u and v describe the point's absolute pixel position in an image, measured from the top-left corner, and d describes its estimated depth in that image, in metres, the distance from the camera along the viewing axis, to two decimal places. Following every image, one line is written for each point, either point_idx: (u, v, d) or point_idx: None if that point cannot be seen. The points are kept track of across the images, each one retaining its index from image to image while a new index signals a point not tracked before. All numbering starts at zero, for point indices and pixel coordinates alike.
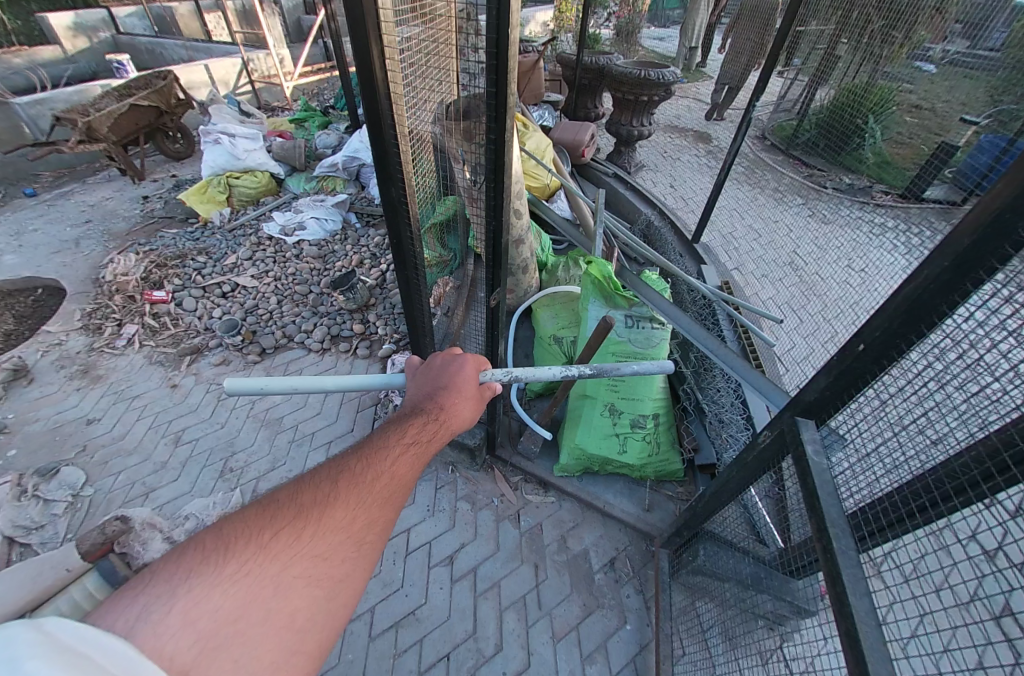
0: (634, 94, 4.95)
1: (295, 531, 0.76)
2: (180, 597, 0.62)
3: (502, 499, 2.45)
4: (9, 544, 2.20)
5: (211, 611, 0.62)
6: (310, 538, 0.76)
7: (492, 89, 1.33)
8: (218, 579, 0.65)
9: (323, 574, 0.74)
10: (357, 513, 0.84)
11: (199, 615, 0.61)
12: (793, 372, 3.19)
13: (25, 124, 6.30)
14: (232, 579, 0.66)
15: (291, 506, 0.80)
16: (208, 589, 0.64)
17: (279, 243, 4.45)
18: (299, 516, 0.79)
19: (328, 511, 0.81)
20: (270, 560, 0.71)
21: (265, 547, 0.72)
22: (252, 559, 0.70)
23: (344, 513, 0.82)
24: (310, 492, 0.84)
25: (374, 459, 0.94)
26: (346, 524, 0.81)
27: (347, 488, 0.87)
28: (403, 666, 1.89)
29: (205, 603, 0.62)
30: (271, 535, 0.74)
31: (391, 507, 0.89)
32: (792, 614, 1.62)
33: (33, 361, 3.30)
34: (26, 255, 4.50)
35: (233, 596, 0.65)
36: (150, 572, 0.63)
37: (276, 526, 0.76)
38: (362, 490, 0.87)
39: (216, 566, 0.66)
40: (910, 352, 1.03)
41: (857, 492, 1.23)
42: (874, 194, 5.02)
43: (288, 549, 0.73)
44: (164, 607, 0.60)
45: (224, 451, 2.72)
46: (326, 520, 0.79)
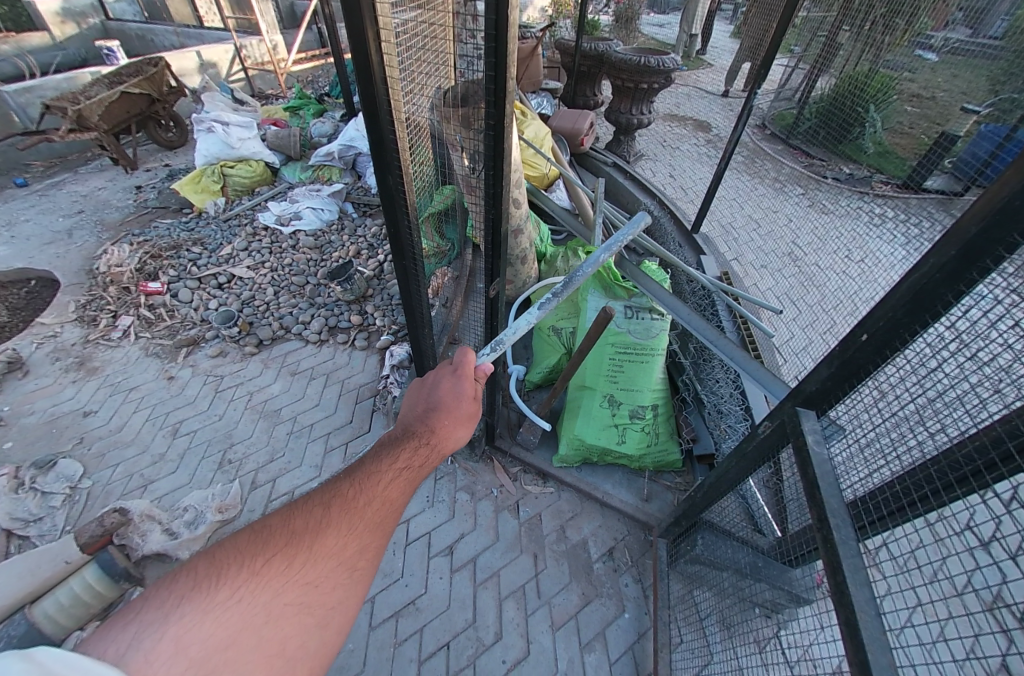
0: (633, 82, 4.88)
1: (287, 557, 0.75)
2: (172, 624, 0.61)
3: (501, 489, 2.46)
4: (7, 536, 2.21)
5: (203, 639, 0.61)
6: (302, 565, 0.75)
7: (491, 74, 1.30)
8: (210, 606, 0.65)
9: (313, 601, 0.73)
10: (350, 538, 0.83)
11: (191, 642, 0.61)
12: (792, 363, 3.17)
13: (14, 113, 6.19)
14: (224, 607, 0.66)
15: (285, 530, 0.80)
16: (199, 615, 0.63)
17: (275, 233, 4.41)
18: (292, 541, 0.78)
19: (320, 537, 0.81)
20: (263, 586, 0.70)
21: (258, 573, 0.72)
22: (245, 586, 0.70)
23: (336, 538, 0.82)
24: (303, 515, 0.84)
25: (366, 482, 0.93)
26: (339, 549, 0.81)
27: (339, 512, 0.86)
28: (404, 655, 1.90)
29: (196, 630, 0.62)
30: (264, 560, 0.74)
31: (384, 531, 0.88)
32: (789, 602, 1.62)
33: (28, 352, 3.28)
34: (18, 246, 4.44)
35: (224, 623, 0.64)
36: (141, 597, 0.63)
37: (268, 551, 0.75)
38: (356, 515, 0.86)
39: (208, 593, 0.66)
40: (913, 343, 1.02)
41: (855, 482, 1.25)
42: (874, 185, 4.93)
43: (280, 575, 0.73)
44: (156, 634, 0.60)
45: (222, 442, 2.71)
46: (318, 547, 0.79)
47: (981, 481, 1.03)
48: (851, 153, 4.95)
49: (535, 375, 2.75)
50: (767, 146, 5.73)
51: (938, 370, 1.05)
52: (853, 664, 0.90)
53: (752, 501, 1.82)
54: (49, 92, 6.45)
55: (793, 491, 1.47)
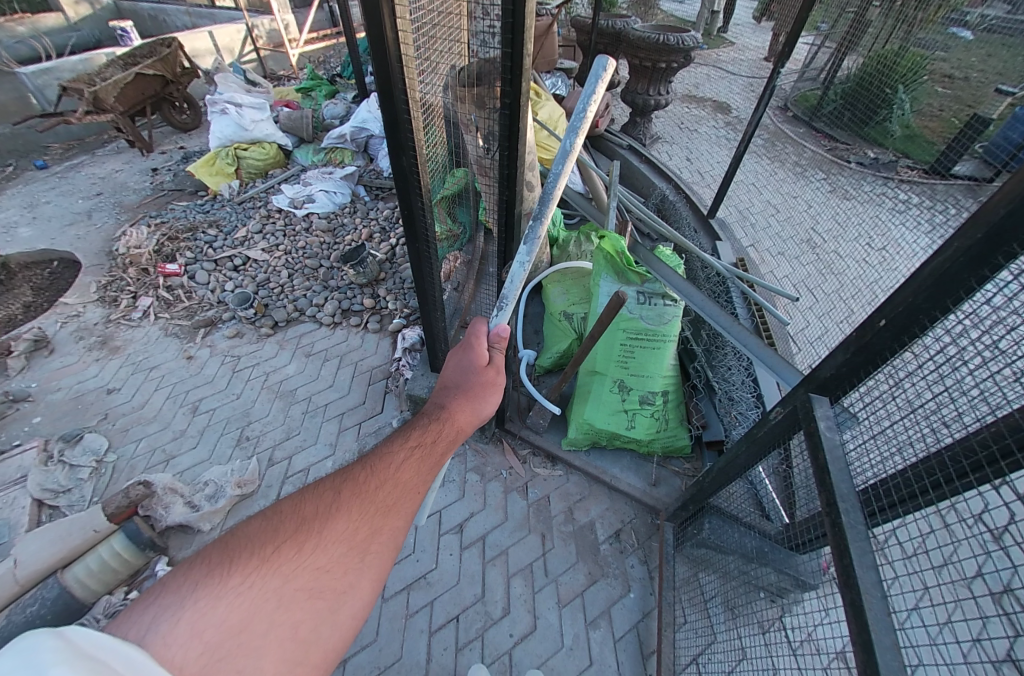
0: (651, 61, 4.74)
1: (296, 544, 0.75)
2: (187, 608, 0.61)
3: (510, 471, 2.50)
4: (39, 506, 2.32)
5: (217, 623, 0.61)
6: (312, 551, 0.75)
7: (507, 53, 1.27)
8: (222, 592, 0.65)
9: (324, 585, 0.73)
10: (360, 523, 0.82)
11: (206, 625, 0.61)
12: (806, 352, 3.11)
13: (33, 95, 6.28)
14: (236, 590, 0.66)
15: (294, 517, 0.80)
16: (213, 601, 0.63)
17: (289, 216, 4.44)
18: (301, 528, 0.78)
19: (330, 523, 0.80)
20: (273, 572, 0.70)
21: (267, 559, 0.71)
22: (256, 572, 0.69)
23: (344, 524, 0.81)
24: (312, 502, 0.83)
25: (376, 470, 0.92)
26: (348, 534, 0.80)
27: (348, 499, 0.85)
28: (415, 626, 1.97)
29: (210, 615, 0.62)
30: (274, 547, 0.73)
31: (397, 514, 0.87)
32: (794, 587, 1.62)
33: (53, 331, 3.38)
34: (40, 228, 4.54)
35: (238, 608, 0.64)
36: (154, 585, 0.62)
37: (278, 538, 0.75)
38: (366, 499, 0.86)
39: (219, 579, 0.66)
40: (931, 331, 1.01)
41: (866, 470, 1.25)
42: (898, 169, 4.74)
43: (290, 561, 0.72)
44: (172, 617, 0.60)
45: (240, 420, 2.79)
46: (327, 532, 0.78)
47: (999, 471, 1.00)
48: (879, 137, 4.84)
49: (546, 360, 2.75)
50: (789, 130, 5.61)
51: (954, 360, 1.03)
52: (855, 643, 0.92)
53: (761, 488, 1.82)
54: (66, 74, 6.51)
55: (803, 479, 1.47)
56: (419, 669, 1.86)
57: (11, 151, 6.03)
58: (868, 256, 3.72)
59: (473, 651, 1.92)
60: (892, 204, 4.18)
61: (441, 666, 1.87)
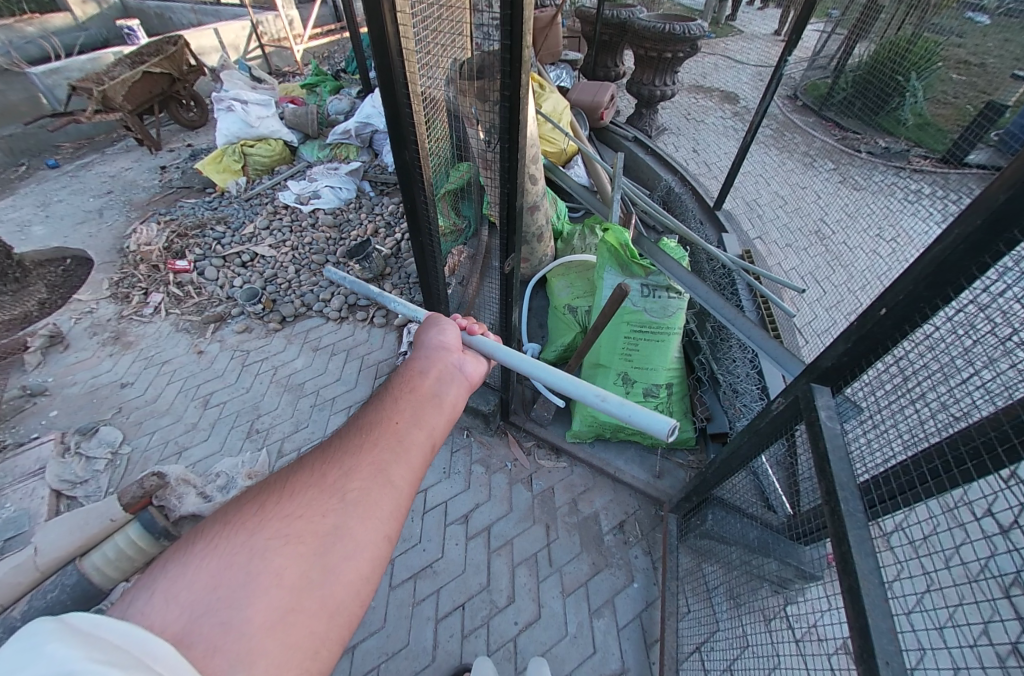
0: (657, 51, 4.70)
1: (260, 505, 0.70)
2: (154, 581, 0.57)
3: (515, 463, 2.53)
4: (57, 496, 2.39)
5: (188, 584, 0.56)
6: (278, 505, 0.69)
7: (507, 44, 1.27)
8: (188, 559, 0.60)
9: (301, 530, 0.66)
10: (328, 470, 0.76)
11: (178, 590, 0.55)
12: (812, 344, 3.08)
13: (43, 95, 6.40)
14: (201, 555, 0.60)
15: (258, 488, 0.75)
16: (181, 568, 0.58)
17: (295, 212, 4.48)
18: (266, 493, 0.73)
19: (296, 479, 0.75)
20: (239, 531, 0.64)
21: (232, 522, 0.66)
22: (221, 535, 0.64)
23: (311, 476, 0.75)
24: (277, 471, 0.79)
25: (343, 428, 0.87)
26: (318, 482, 0.74)
27: (316, 457, 0.80)
28: (422, 613, 2.01)
29: (179, 579, 0.57)
30: (240, 511, 0.68)
31: (370, 448, 0.80)
32: (796, 578, 1.64)
33: (68, 327, 3.45)
34: (53, 226, 4.63)
35: (208, 566, 0.59)
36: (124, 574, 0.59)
37: (243, 505, 0.70)
38: (333, 451, 0.81)
39: (185, 549, 0.61)
40: (934, 318, 1.01)
41: (870, 464, 1.22)
42: (910, 159, 4.64)
43: (257, 518, 0.67)
44: (146, 590, 0.56)
45: (250, 413, 2.84)
46: (294, 487, 0.73)
47: (997, 461, 1.02)
48: (890, 127, 4.84)
49: (550, 353, 2.76)
50: (798, 119, 5.64)
51: (951, 352, 1.03)
52: (852, 628, 0.93)
53: (765, 479, 1.81)
54: (75, 73, 6.59)
55: (806, 470, 1.46)
56: (426, 655, 1.90)
57: (24, 151, 6.15)
58: (878, 248, 3.66)
59: (478, 638, 1.95)
60: (902, 194, 4.12)
61: (447, 652, 1.91)
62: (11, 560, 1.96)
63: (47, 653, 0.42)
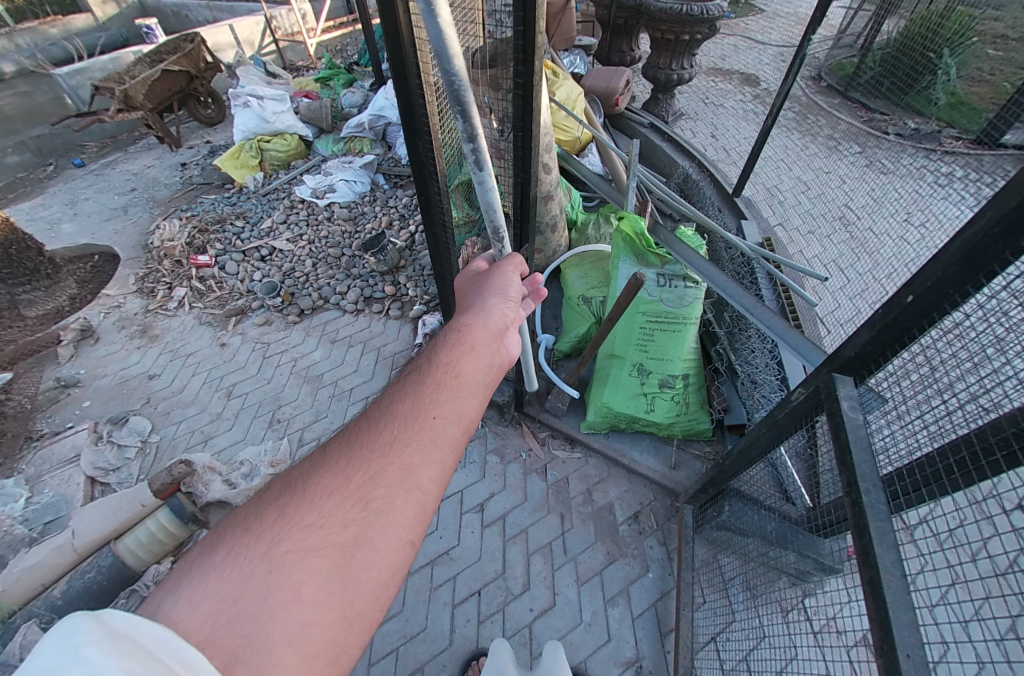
0: (674, 33, 4.57)
1: (280, 509, 0.69)
2: (179, 585, 0.58)
3: (530, 453, 2.54)
4: (92, 483, 2.51)
5: (210, 594, 0.57)
6: (299, 512, 0.69)
7: (520, 30, 1.25)
8: (209, 565, 0.60)
9: (321, 541, 0.67)
10: (351, 473, 0.76)
11: (201, 599, 0.56)
12: (835, 334, 2.99)
13: (69, 96, 6.61)
14: (223, 562, 0.61)
15: (280, 489, 0.74)
16: (203, 574, 0.59)
17: (312, 206, 4.54)
18: (285, 496, 0.72)
19: (316, 482, 0.74)
20: (260, 540, 0.65)
21: (256, 529, 0.66)
22: (243, 543, 0.64)
23: (334, 480, 0.75)
24: (298, 471, 0.78)
25: (367, 422, 0.86)
26: (340, 487, 0.74)
27: (338, 456, 0.79)
28: (439, 598, 2.05)
29: (202, 588, 0.57)
30: (260, 516, 0.69)
31: (396, 454, 0.80)
32: (816, 571, 1.61)
33: (97, 321, 3.57)
34: (81, 223, 4.78)
35: (230, 576, 0.59)
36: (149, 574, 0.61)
37: (263, 508, 0.70)
38: (356, 452, 0.80)
39: (206, 555, 0.62)
40: (963, 306, 0.97)
41: (895, 456, 1.19)
42: (942, 140, 4.42)
43: (278, 525, 0.67)
44: (172, 595, 0.57)
45: (271, 403, 2.92)
46: (314, 493, 0.73)
47: (1012, 461, 1.00)
48: (920, 108, 4.55)
49: (564, 344, 2.76)
50: (822, 101, 5.47)
51: (972, 340, 1.00)
52: (872, 621, 0.92)
53: (783, 471, 1.76)
54: (98, 73, 6.76)
55: (827, 461, 1.45)
56: (443, 640, 1.95)
57: (52, 151, 6.40)
58: (906, 234, 3.53)
59: (494, 624, 1.99)
60: (932, 177, 3.96)
61: (463, 637, 1.95)
62: (50, 543, 2.06)
63: (85, 658, 0.43)
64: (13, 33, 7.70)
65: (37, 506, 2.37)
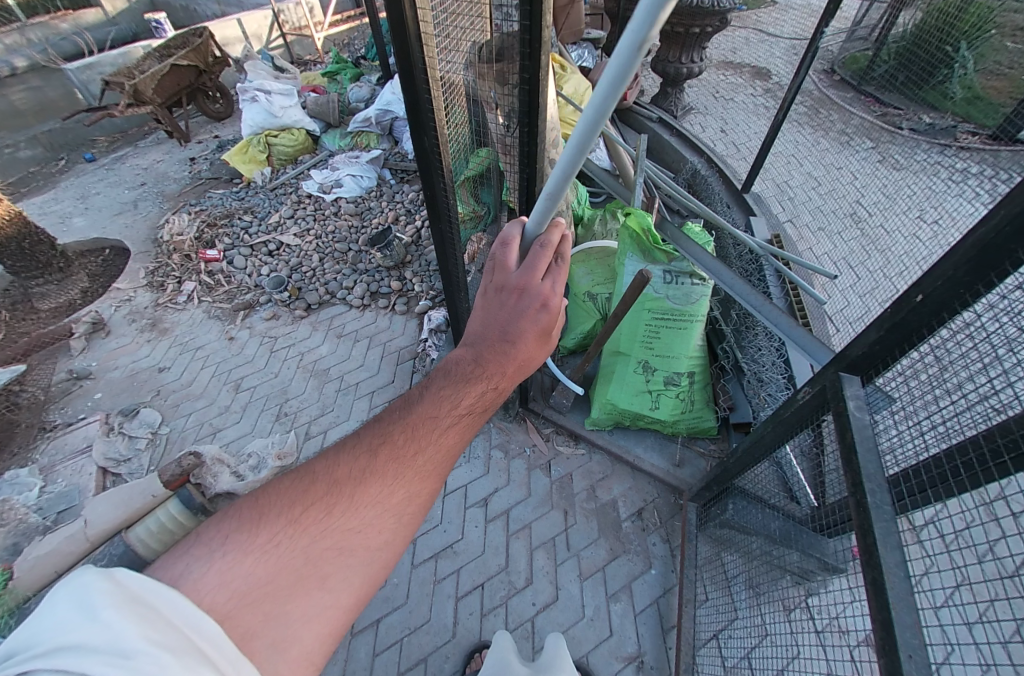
0: (684, 26, 4.49)
1: (327, 506, 0.69)
2: (216, 558, 0.59)
3: (534, 449, 2.55)
4: (104, 473, 2.56)
5: (245, 575, 0.59)
6: (343, 514, 0.69)
7: (526, 24, 1.24)
8: (251, 548, 0.61)
9: (355, 545, 0.67)
10: (395, 489, 0.74)
11: (235, 577, 0.58)
12: (844, 332, 2.97)
13: (80, 91, 6.68)
14: (264, 548, 0.62)
15: (327, 479, 0.72)
16: (239, 555, 0.60)
17: (319, 201, 4.56)
18: (331, 490, 0.71)
19: (365, 486, 0.72)
20: (303, 533, 0.65)
21: (302, 521, 0.66)
22: (289, 534, 0.64)
23: (382, 489, 0.73)
24: (345, 461, 0.75)
25: (416, 429, 0.81)
26: (383, 498, 0.72)
27: (386, 464, 0.76)
28: (442, 591, 2.08)
29: (234, 569, 0.58)
30: (305, 509, 0.67)
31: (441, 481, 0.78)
32: (820, 571, 1.56)
33: (108, 314, 3.62)
34: (93, 217, 4.84)
35: (265, 563, 0.61)
36: (187, 535, 0.62)
37: (308, 498, 0.69)
38: (402, 462, 0.77)
39: (249, 534, 0.62)
40: (974, 305, 0.96)
41: (902, 456, 1.17)
42: (957, 135, 4.36)
43: (320, 523, 0.67)
44: (205, 565, 0.58)
45: (279, 397, 2.95)
46: (360, 497, 0.71)
47: (1019, 464, 1.01)
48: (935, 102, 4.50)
49: (569, 340, 2.77)
50: (834, 94, 5.38)
51: (982, 341, 0.98)
52: (875, 623, 0.92)
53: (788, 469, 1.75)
54: (108, 68, 6.81)
55: (833, 460, 1.46)
56: (446, 632, 1.97)
57: (64, 146, 6.47)
58: (919, 231, 3.48)
59: (497, 617, 2.01)
60: (947, 174, 3.89)
61: (467, 630, 1.97)
62: (64, 531, 2.10)
63: (102, 619, 0.46)
64: (25, 28, 7.75)
65: (51, 495, 2.42)
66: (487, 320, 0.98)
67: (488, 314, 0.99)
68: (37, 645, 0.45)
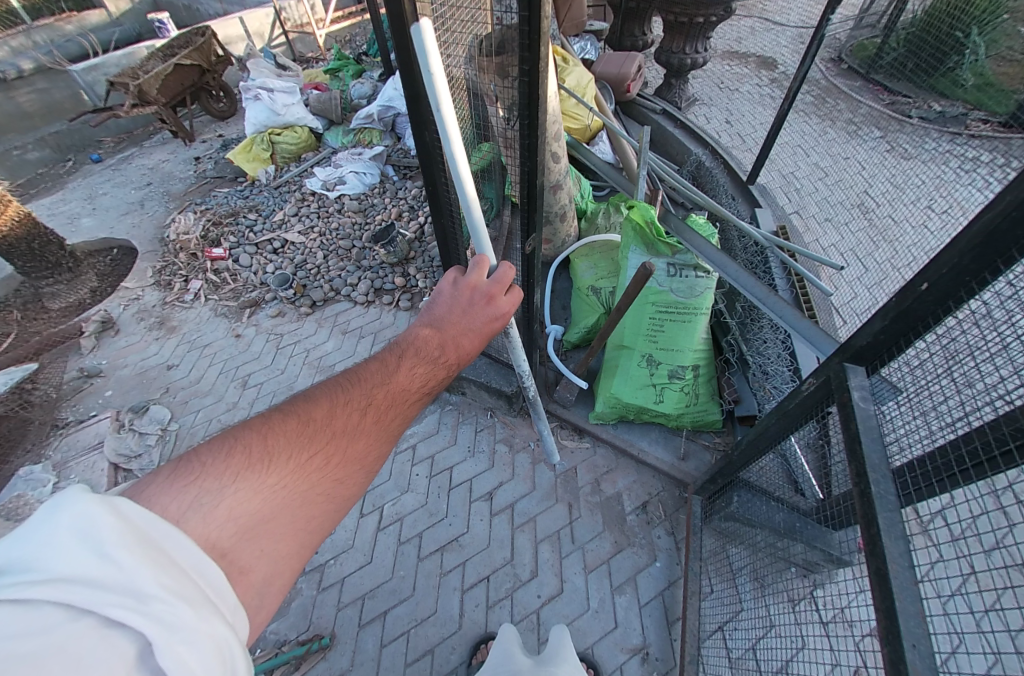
0: (688, 16, 4.44)
1: (324, 454, 0.73)
2: (226, 495, 0.60)
3: (538, 442, 2.56)
4: (115, 469, 2.61)
5: (249, 511, 0.61)
6: (337, 463, 0.74)
7: (525, 16, 1.23)
8: (260, 486, 0.64)
9: (337, 491, 0.72)
10: (373, 446, 0.80)
11: (240, 512, 0.60)
12: (851, 323, 2.94)
13: (86, 92, 6.75)
14: (271, 489, 0.64)
15: (327, 430, 0.77)
16: (242, 492, 0.61)
17: (322, 198, 4.58)
18: (331, 441, 0.75)
19: (353, 441, 0.78)
20: (306, 478, 0.69)
21: (307, 466, 0.70)
22: (294, 477, 0.68)
23: (369, 449, 0.79)
24: (342, 415, 0.80)
25: (393, 396, 0.88)
26: (366, 455, 0.79)
27: (371, 424, 0.82)
28: (449, 583, 2.10)
29: (243, 505, 0.60)
30: (306, 455, 0.71)
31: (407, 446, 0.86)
32: (824, 562, 1.63)
33: (118, 313, 3.67)
34: (100, 217, 4.90)
35: (266, 501, 0.63)
36: (196, 465, 0.61)
37: (312, 446, 0.73)
38: (386, 423, 0.84)
39: (257, 473, 0.65)
40: (982, 293, 0.94)
41: (908, 447, 1.14)
42: (969, 124, 4.32)
43: (318, 469, 0.71)
44: (213, 499, 0.59)
45: (286, 393, 2.99)
46: (349, 451, 0.76)
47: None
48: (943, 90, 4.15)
49: (572, 335, 2.75)
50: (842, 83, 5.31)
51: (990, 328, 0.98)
52: (878, 616, 0.91)
53: (794, 462, 1.76)
54: (111, 68, 6.86)
55: (838, 453, 1.43)
56: (453, 623, 2.00)
57: (72, 147, 6.56)
58: (927, 221, 3.43)
59: (503, 609, 2.03)
60: (957, 163, 3.83)
61: (473, 621, 2.00)
62: None
63: (114, 558, 0.45)
64: (30, 30, 7.76)
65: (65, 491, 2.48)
66: (451, 306, 1.07)
67: (452, 302, 1.08)
68: (38, 574, 0.43)
